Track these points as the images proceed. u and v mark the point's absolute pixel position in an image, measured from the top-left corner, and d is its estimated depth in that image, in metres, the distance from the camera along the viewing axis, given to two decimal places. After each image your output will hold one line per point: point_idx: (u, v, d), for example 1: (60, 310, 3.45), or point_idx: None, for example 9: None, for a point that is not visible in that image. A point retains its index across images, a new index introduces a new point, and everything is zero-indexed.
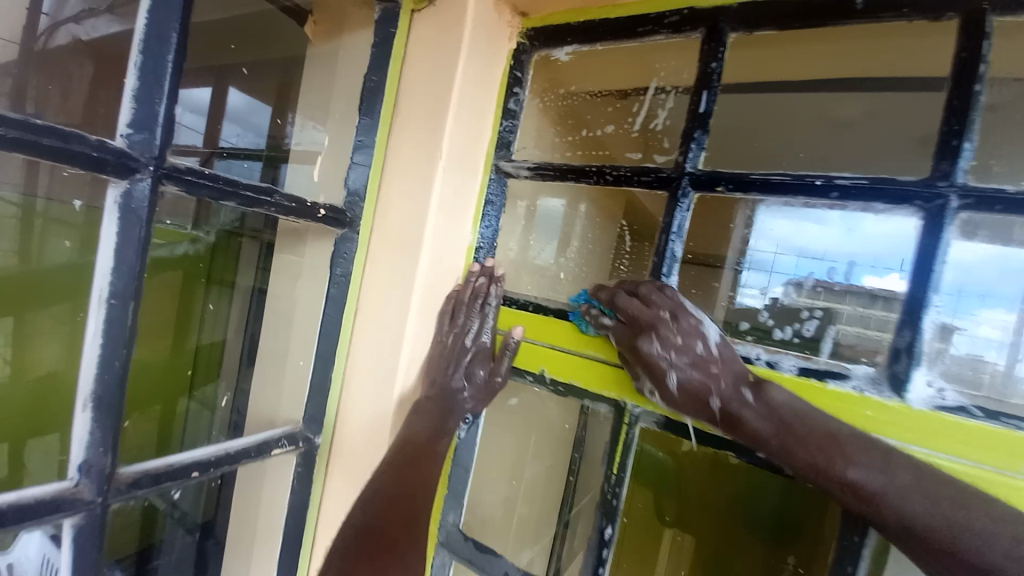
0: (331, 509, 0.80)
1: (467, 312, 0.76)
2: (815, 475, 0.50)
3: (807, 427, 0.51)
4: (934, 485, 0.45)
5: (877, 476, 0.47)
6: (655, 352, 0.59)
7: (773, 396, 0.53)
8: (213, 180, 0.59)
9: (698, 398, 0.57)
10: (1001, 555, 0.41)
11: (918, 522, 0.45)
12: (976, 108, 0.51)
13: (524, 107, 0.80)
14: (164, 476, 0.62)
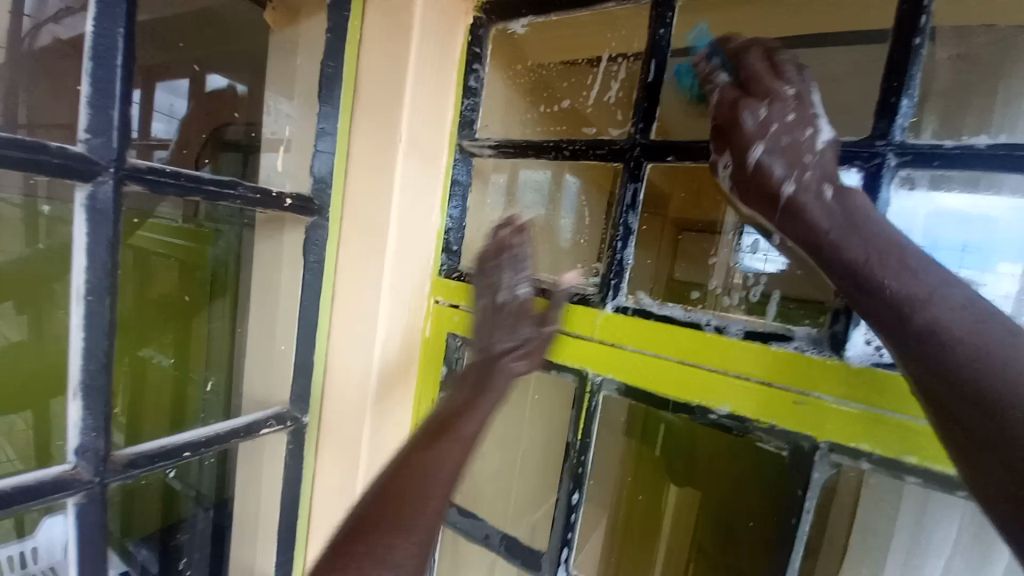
0: (324, 480, 0.86)
1: (501, 258, 0.62)
2: (852, 279, 0.46)
3: (874, 230, 0.46)
4: (979, 317, 0.39)
5: (949, 308, 0.40)
6: (758, 112, 0.50)
7: (856, 199, 0.47)
8: (177, 178, 0.62)
9: (766, 178, 0.50)
10: (1017, 390, 0.36)
11: (946, 332, 0.40)
12: (916, 63, 0.52)
13: (485, 84, 0.80)
14: (157, 456, 0.67)
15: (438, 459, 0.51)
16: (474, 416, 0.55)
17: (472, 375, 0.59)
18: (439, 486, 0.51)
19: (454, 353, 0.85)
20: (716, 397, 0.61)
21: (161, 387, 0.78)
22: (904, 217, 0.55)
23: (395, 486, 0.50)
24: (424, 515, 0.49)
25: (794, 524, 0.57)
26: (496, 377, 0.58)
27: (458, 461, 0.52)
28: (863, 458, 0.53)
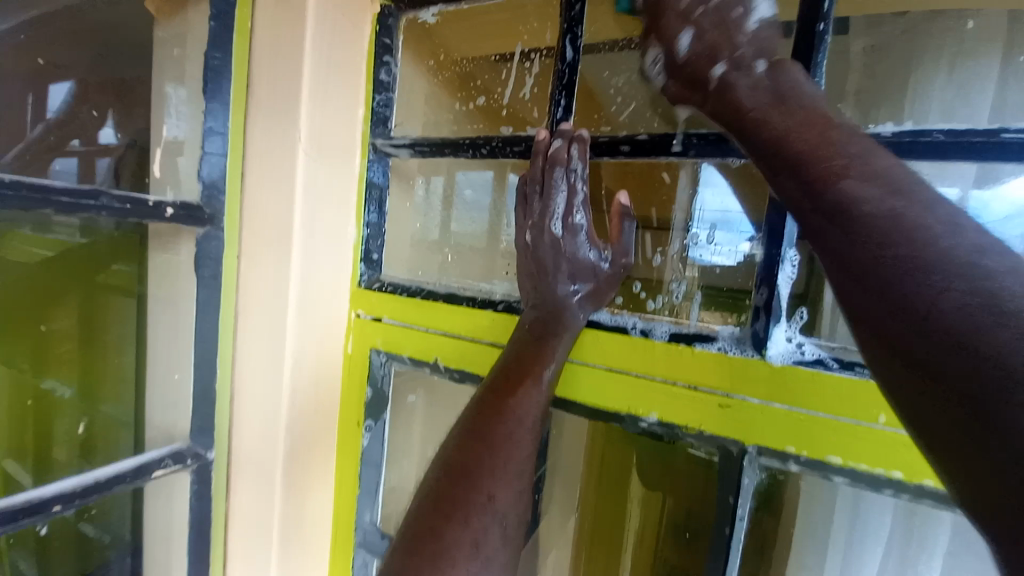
0: (238, 521, 0.77)
1: (548, 187, 0.57)
2: (768, 158, 0.41)
3: (800, 98, 0.42)
4: (898, 180, 0.34)
5: (866, 181, 0.34)
6: (682, 2, 0.49)
7: (788, 71, 0.44)
8: (17, 188, 0.53)
9: (705, 63, 0.48)
10: (972, 263, 0.28)
11: (862, 205, 0.33)
12: (823, 51, 0.50)
13: (397, 78, 0.74)
14: (22, 512, 0.58)
15: (528, 398, 0.54)
16: (565, 338, 0.57)
17: (534, 326, 0.58)
18: (521, 433, 0.53)
19: (379, 371, 0.78)
20: (644, 406, 0.58)
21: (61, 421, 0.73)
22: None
23: (477, 437, 0.52)
24: (513, 461, 0.51)
25: (728, 534, 0.55)
26: (563, 319, 0.58)
27: (543, 398, 0.55)
28: (791, 459, 0.52)
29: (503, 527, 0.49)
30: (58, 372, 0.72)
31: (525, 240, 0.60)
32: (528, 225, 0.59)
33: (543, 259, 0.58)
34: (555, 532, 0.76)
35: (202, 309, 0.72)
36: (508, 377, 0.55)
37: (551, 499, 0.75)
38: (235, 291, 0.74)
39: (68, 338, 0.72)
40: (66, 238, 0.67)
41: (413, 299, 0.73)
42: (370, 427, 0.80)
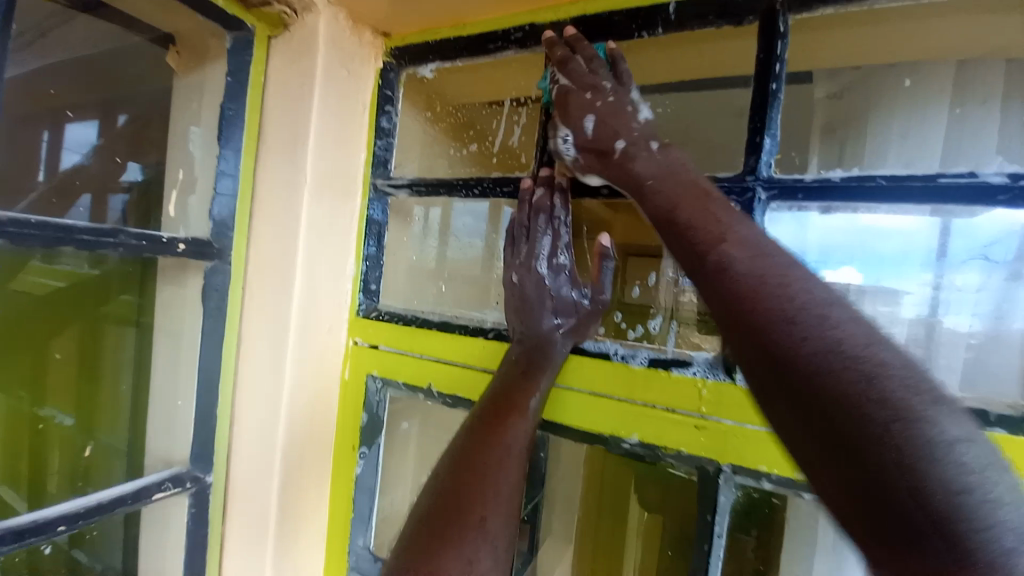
0: (234, 546, 0.78)
1: (533, 232, 0.64)
2: (675, 233, 0.47)
3: (687, 177, 0.51)
4: (767, 248, 0.42)
5: (750, 259, 0.41)
6: (584, 98, 0.58)
7: (671, 154, 0.54)
8: (44, 228, 0.58)
9: (605, 143, 0.57)
10: (844, 316, 0.36)
11: (737, 268, 0.41)
12: (775, 105, 0.58)
13: (397, 124, 0.81)
14: (28, 531, 0.60)
15: (514, 428, 0.58)
16: (550, 371, 0.62)
17: (522, 359, 0.62)
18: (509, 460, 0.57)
19: (375, 398, 0.81)
20: (625, 428, 0.61)
21: (54, 454, 0.71)
22: (813, 240, 0.60)
23: (468, 466, 0.55)
24: (501, 486, 0.55)
25: (706, 551, 0.58)
26: (549, 353, 0.62)
27: (528, 428, 0.59)
28: (764, 477, 0.55)
29: (494, 550, 0.52)
30: (57, 400, 0.72)
31: (514, 278, 0.65)
32: (514, 267, 0.65)
33: (528, 301, 0.63)
34: (554, 555, 0.79)
35: (207, 339, 0.75)
36: (494, 407, 0.59)
37: (550, 526, 0.78)
38: (239, 320, 0.78)
39: (68, 365, 0.72)
40: (72, 267, 0.68)
41: (409, 327, 0.77)
42: (364, 454, 0.82)
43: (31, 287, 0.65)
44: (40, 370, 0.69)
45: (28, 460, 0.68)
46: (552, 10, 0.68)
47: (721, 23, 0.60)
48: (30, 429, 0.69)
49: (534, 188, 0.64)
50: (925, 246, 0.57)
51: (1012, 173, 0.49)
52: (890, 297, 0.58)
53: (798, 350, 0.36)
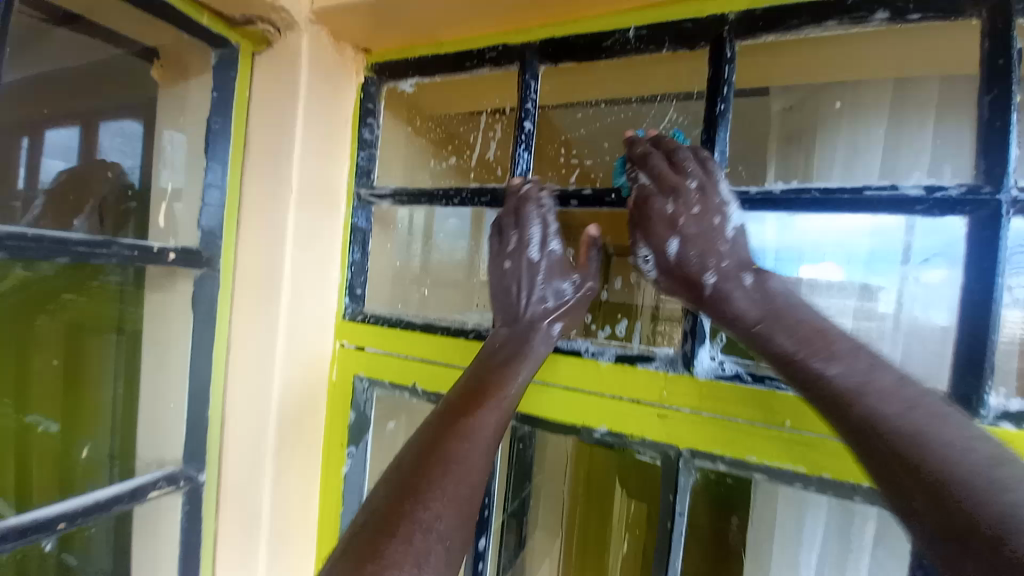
0: (227, 541, 0.82)
1: (524, 221, 0.68)
2: (787, 367, 0.50)
3: (794, 311, 0.53)
4: (911, 396, 0.43)
5: (854, 368, 0.46)
6: (668, 210, 0.59)
7: (770, 283, 0.56)
8: (40, 241, 0.60)
9: (694, 272, 0.58)
10: (978, 473, 0.37)
11: (886, 420, 0.43)
12: (724, 123, 0.62)
13: (379, 136, 0.85)
14: (29, 529, 0.63)
15: (486, 420, 0.57)
16: (530, 362, 0.63)
17: (504, 345, 0.65)
18: (475, 453, 0.55)
19: (362, 397, 0.85)
20: (595, 418, 0.66)
21: (37, 463, 0.71)
22: (794, 238, 0.66)
23: (433, 452, 0.54)
24: (465, 480, 0.53)
25: (669, 528, 0.63)
26: (534, 340, 0.65)
27: (500, 421, 0.58)
28: (719, 461, 0.60)
29: (443, 546, 0.49)
30: (42, 408, 0.72)
31: (508, 264, 0.68)
32: (506, 255, 0.68)
33: (519, 286, 0.68)
34: (543, 548, 0.87)
35: (199, 345, 0.78)
36: (468, 397, 0.59)
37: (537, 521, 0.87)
38: (230, 325, 0.81)
39: (54, 371, 0.73)
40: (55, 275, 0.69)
41: (394, 329, 0.81)
42: (352, 453, 0.86)
43: (31, 296, 0.68)
44: (26, 377, 0.70)
45: (14, 472, 0.68)
46: (524, 31, 0.72)
47: (675, 48, 0.65)
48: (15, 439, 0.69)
49: (523, 185, 0.69)
50: (893, 244, 0.62)
51: (929, 186, 0.54)
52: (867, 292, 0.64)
53: (897, 443, 0.41)
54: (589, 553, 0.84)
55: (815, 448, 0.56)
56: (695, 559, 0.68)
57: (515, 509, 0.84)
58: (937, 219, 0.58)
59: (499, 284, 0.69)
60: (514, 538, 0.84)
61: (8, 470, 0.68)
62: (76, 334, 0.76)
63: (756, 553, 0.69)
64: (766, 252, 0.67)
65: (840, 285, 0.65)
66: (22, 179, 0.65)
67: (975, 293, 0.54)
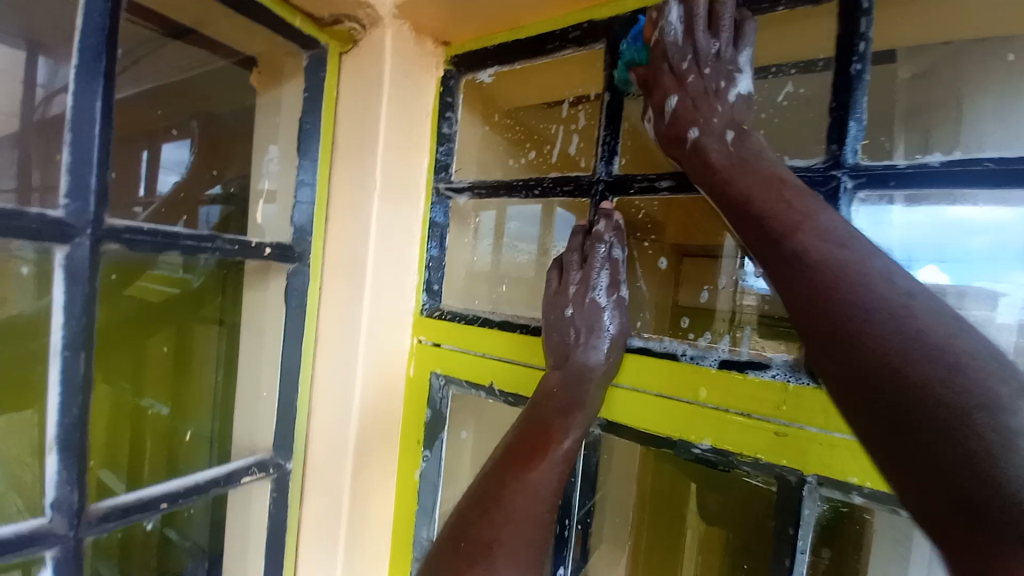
0: (310, 529, 0.84)
1: (591, 263, 0.66)
2: (737, 211, 0.53)
3: (759, 164, 0.54)
4: (846, 228, 0.46)
5: (790, 212, 0.48)
6: (679, 67, 0.58)
7: (752, 143, 0.55)
8: (154, 236, 0.65)
9: (682, 133, 0.59)
10: (904, 312, 0.39)
11: (813, 256, 0.45)
12: (861, 86, 0.55)
13: (457, 130, 0.85)
14: (133, 508, 0.66)
15: (546, 473, 0.57)
16: (587, 411, 0.62)
17: (562, 392, 0.62)
18: (531, 508, 0.55)
19: (438, 394, 0.84)
20: (697, 432, 0.60)
21: (148, 442, 0.76)
22: (894, 236, 0.56)
23: (491, 507, 0.54)
24: (523, 537, 0.53)
25: (789, 566, 0.57)
26: (586, 389, 0.62)
27: (559, 471, 0.59)
28: (853, 491, 0.52)
29: None
30: (154, 391, 0.78)
31: (570, 308, 0.66)
32: (567, 299, 0.66)
33: (576, 329, 0.64)
34: (608, 560, 0.78)
35: (288, 336, 0.81)
36: (527, 447, 0.59)
37: (601, 536, 0.78)
38: (316, 318, 0.84)
39: (164, 361, 0.79)
40: (171, 272, 0.74)
41: (470, 326, 0.80)
42: (427, 457, 0.85)
43: (153, 294, 0.73)
44: (142, 365, 0.75)
45: (128, 447, 0.73)
46: (610, 7, 0.68)
47: (793, 5, 0.60)
48: (132, 418, 0.75)
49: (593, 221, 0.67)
50: (1016, 241, 0.52)
51: None
52: (979, 300, 0.53)
53: (909, 378, 0.36)
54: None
55: None
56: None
57: (579, 516, 0.76)
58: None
59: (560, 320, 0.66)
60: (577, 550, 0.77)
61: (126, 442, 0.73)
62: (184, 324, 0.81)
63: None
64: None
65: (947, 289, 0.54)
66: (142, 187, 0.70)
67: None
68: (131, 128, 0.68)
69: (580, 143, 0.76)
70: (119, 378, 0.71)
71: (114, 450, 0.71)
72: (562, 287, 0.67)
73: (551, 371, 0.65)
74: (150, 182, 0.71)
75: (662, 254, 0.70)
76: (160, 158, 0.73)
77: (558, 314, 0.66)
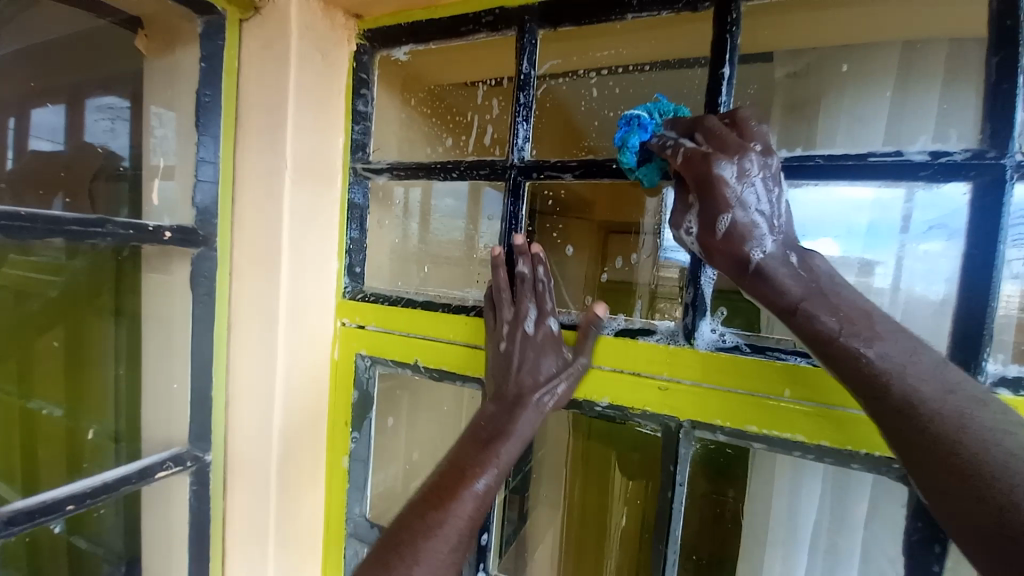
0: (235, 520, 0.83)
1: (520, 298, 0.68)
2: (766, 291, 0.52)
3: (837, 291, 0.49)
4: (849, 300, 0.49)
5: (796, 279, 0.51)
6: (724, 177, 0.52)
7: (817, 263, 0.51)
8: (32, 221, 0.58)
9: (741, 246, 0.53)
10: (929, 388, 0.42)
11: (823, 328, 0.48)
12: (727, 87, 0.61)
13: (374, 108, 0.83)
14: (37, 512, 0.62)
15: (462, 510, 0.58)
16: (513, 440, 0.63)
17: (489, 423, 0.65)
18: (441, 544, 0.56)
19: (365, 375, 0.86)
20: (597, 391, 0.69)
21: (42, 445, 0.74)
22: (796, 214, 0.65)
23: (403, 539, 0.56)
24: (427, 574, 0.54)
25: (669, 497, 0.66)
26: (515, 417, 0.64)
27: (477, 507, 0.59)
28: (719, 430, 0.62)
29: None
30: (45, 393, 0.75)
31: (505, 343, 0.68)
32: (502, 335, 0.69)
33: (512, 363, 0.67)
34: (543, 521, 0.89)
35: (199, 324, 0.78)
36: (445, 485, 0.60)
37: (538, 497, 0.89)
38: (229, 304, 0.80)
39: (54, 360, 0.75)
40: (51, 259, 0.68)
41: (393, 306, 0.81)
42: (356, 437, 0.87)
43: (30, 283, 0.68)
44: (28, 363, 0.72)
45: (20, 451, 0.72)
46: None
47: (678, 10, 0.63)
48: (21, 423, 0.73)
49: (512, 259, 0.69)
50: (892, 218, 0.62)
51: (933, 151, 0.54)
52: (856, 268, 0.65)
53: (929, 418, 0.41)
54: (586, 549, 0.85)
55: (813, 416, 0.58)
56: (704, 530, 0.71)
57: (516, 485, 0.85)
58: (942, 189, 0.57)
59: (498, 356, 0.69)
60: (516, 513, 0.86)
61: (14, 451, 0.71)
62: (76, 317, 0.76)
63: (750, 513, 0.71)
64: None
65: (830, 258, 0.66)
66: (10, 158, 0.65)
67: (977, 257, 0.54)
68: None
69: (495, 133, 0.82)
70: (4, 381, 0.69)
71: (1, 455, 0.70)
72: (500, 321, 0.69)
73: (489, 404, 0.68)
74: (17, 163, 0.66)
75: (569, 242, 0.80)
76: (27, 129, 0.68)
77: (497, 349, 0.69)
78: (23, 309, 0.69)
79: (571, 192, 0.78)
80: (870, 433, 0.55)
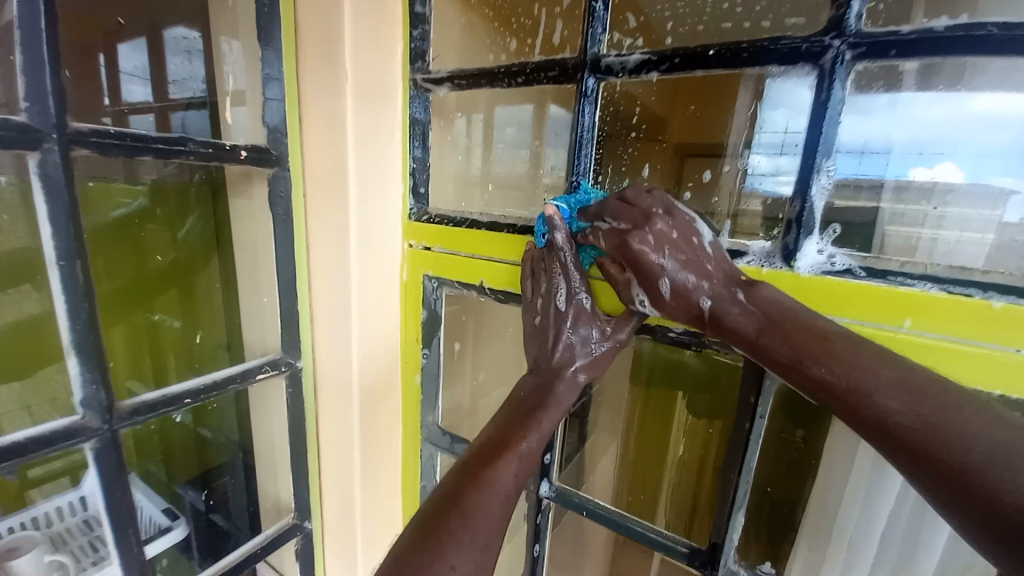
0: (324, 424, 0.92)
1: (549, 272, 0.65)
2: (717, 322, 0.56)
3: (787, 315, 0.51)
4: (808, 317, 0.51)
5: (755, 303, 0.53)
6: (646, 256, 0.56)
7: (761, 292, 0.53)
8: (121, 138, 0.62)
9: (688, 296, 0.56)
10: (880, 389, 0.45)
11: (777, 347, 0.51)
12: None
13: (431, 8, 0.76)
14: (159, 404, 0.72)
15: (506, 472, 0.58)
16: (551, 412, 0.64)
17: (532, 393, 0.66)
18: (491, 503, 0.55)
19: (432, 295, 0.88)
20: (672, 318, 0.65)
21: (170, 354, 0.86)
22: (913, 131, 0.57)
23: (454, 502, 0.54)
24: (480, 532, 0.53)
25: (747, 429, 0.64)
26: (556, 389, 0.65)
27: (520, 469, 0.59)
28: None
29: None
30: (164, 307, 0.85)
31: (538, 316, 0.68)
32: (536, 309, 0.68)
33: (547, 335, 0.67)
34: (601, 442, 0.89)
35: (280, 243, 0.82)
36: (488, 450, 0.60)
37: (597, 425, 0.90)
38: (305, 226, 0.83)
39: (170, 282, 0.85)
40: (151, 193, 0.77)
41: (459, 229, 0.80)
42: (427, 353, 0.91)
43: (143, 214, 0.77)
44: (146, 283, 0.81)
45: (151, 360, 0.82)
46: None
47: None
48: (149, 334, 0.82)
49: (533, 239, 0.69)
50: None
51: None
52: (991, 198, 0.52)
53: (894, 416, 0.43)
54: (641, 479, 0.84)
55: (936, 351, 0.50)
56: (786, 469, 0.67)
57: (576, 410, 0.87)
58: None
59: (535, 325, 0.68)
60: (575, 435, 0.88)
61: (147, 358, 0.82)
62: (188, 245, 0.86)
63: (831, 450, 0.65)
64: (848, 140, 0.55)
65: (953, 187, 0.55)
66: (106, 96, 0.66)
67: None
68: (82, 29, 0.62)
69: (565, 30, 0.71)
70: (131, 302, 0.79)
71: (137, 361, 0.80)
72: (535, 294, 0.67)
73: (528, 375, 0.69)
74: (112, 91, 0.67)
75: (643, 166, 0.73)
76: (119, 63, 0.69)
77: (531, 318, 0.68)
78: (144, 231, 0.78)
79: (648, 107, 0.70)
80: (1012, 372, 0.47)
